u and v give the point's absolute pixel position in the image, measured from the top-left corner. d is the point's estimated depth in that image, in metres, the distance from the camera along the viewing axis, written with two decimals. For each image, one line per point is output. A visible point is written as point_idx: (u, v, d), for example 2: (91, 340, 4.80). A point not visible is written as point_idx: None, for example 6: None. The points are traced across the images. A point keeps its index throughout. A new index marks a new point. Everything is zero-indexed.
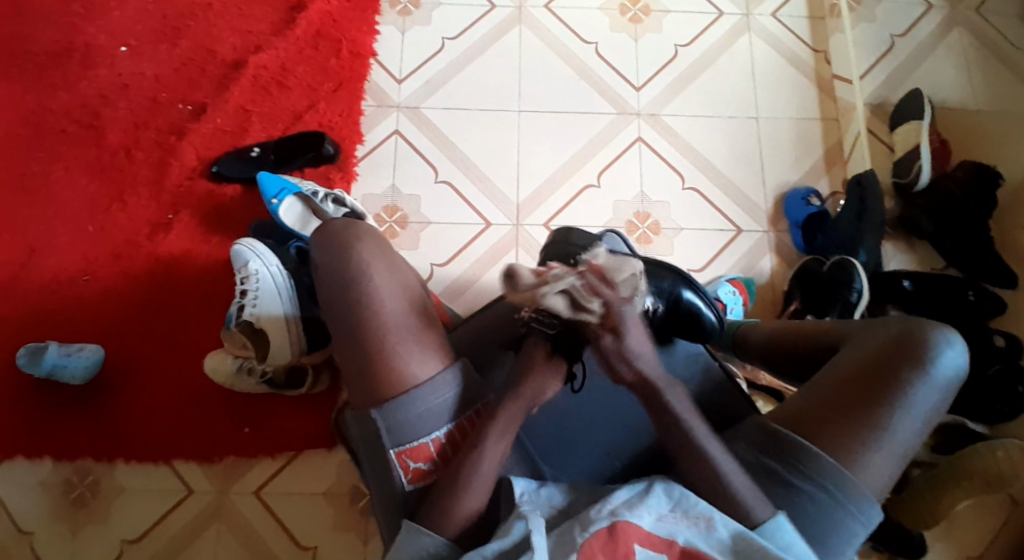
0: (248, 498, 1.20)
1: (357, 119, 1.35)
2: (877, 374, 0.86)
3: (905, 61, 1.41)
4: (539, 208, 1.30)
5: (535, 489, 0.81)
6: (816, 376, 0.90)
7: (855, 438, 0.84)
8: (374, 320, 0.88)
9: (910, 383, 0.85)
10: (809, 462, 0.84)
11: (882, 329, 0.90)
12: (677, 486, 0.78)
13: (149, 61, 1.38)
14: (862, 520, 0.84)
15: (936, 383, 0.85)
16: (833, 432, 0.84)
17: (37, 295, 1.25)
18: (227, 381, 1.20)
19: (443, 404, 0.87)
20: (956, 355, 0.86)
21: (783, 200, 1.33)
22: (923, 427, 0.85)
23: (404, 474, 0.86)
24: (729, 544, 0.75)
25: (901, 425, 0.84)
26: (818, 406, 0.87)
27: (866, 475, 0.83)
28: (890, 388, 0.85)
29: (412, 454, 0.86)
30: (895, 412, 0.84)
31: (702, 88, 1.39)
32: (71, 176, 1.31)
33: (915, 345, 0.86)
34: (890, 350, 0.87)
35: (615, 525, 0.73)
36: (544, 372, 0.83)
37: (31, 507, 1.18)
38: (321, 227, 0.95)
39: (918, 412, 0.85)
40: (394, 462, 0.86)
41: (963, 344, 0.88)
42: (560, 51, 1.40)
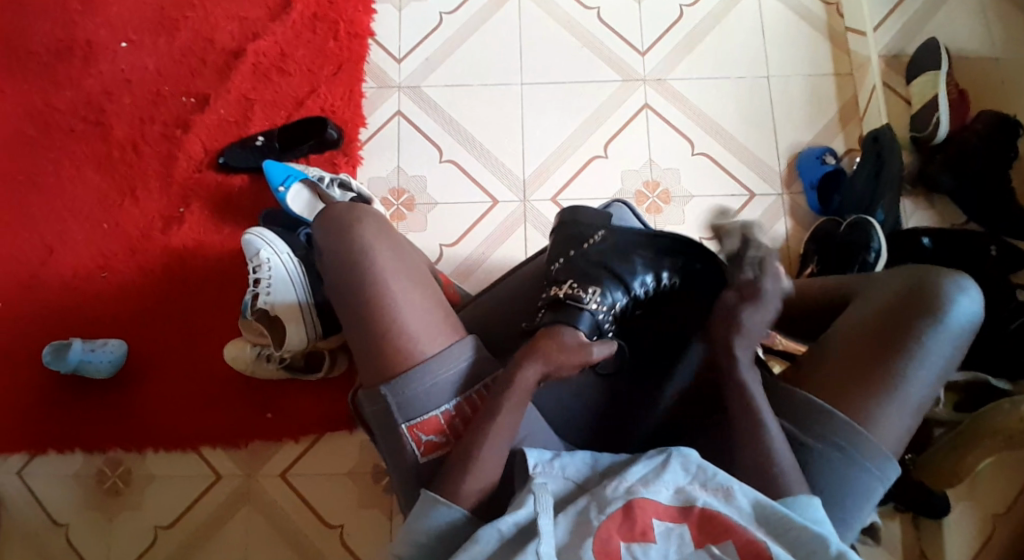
0: (274, 480, 1.23)
1: (359, 102, 1.34)
2: (889, 327, 0.85)
3: (921, 9, 1.35)
4: (546, 183, 1.29)
5: (548, 460, 0.80)
6: (827, 333, 0.89)
7: (869, 394, 0.83)
8: (378, 299, 0.89)
9: (924, 333, 0.84)
10: (823, 421, 0.84)
11: (893, 279, 0.89)
12: (695, 459, 0.77)
13: (150, 55, 1.38)
14: (881, 478, 0.83)
15: (950, 331, 0.84)
16: (847, 389, 0.84)
17: (58, 294, 1.28)
18: (247, 367, 1.22)
19: (451, 376, 0.87)
20: (971, 301, 0.85)
21: (797, 160, 1.30)
22: (938, 377, 0.85)
23: (417, 447, 0.87)
24: (751, 513, 0.74)
25: (916, 377, 0.83)
26: (830, 365, 0.86)
27: (883, 431, 0.83)
28: (903, 341, 0.84)
29: (423, 428, 0.87)
30: (910, 364, 0.83)
31: (709, 50, 1.35)
32: (83, 175, 1.33)
33: (929, 295, 0.85)
34: (903, 301, 0.86)
35: (632, 502, 0.74)
36: (572, 353, 0.84)
37: (68, 498, 1.22)
38: (321, 213, 0.96)
39: (932, 363, 0.84)
40: (406, 436, 0.87)
41: (978, 289, 0.87)
42: (562, 19, 1.37)
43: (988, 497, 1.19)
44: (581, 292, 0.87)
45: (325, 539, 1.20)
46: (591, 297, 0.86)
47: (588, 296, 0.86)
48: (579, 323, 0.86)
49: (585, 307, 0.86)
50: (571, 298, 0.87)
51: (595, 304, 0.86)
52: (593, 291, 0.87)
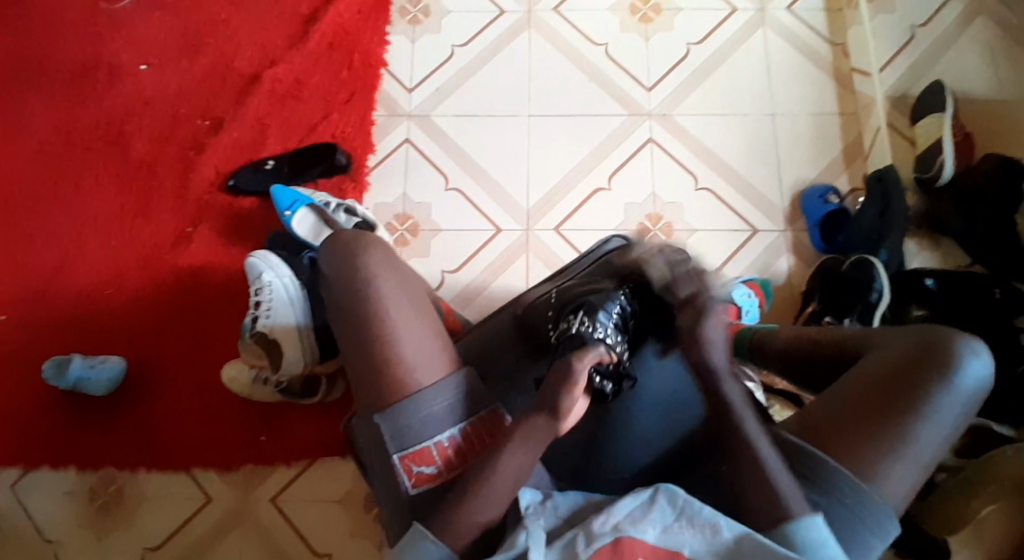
0: (268, 503, 1.23)
1: (369, 129, 1.36)
2: (899, 384, 0.85)
3: (927, 53, 1.36)
4: (549, 212, 1.30)
5: (540, 502, 0.81)
6: (835, 386, 0.89)
7: (874, 450, 0.83)
8: (381, 328, 0.90)
9: (933, 393, 0.84)
10: (827, 475, 0.83)
11: (903, 338, 0.90)
12: (681, 495, 0.76)
13: (169, 79, 1.42)
14: (880, 534, 0.82)
15: (960, 394, 0.85)
16: (852, 443, 0.84)
17: (67, 308, 1.30)
18: (245, 390, 1.23)
19: (445, 409, 0.87)
20: (982, 366, 0.85)
21: (801, 198, 1.30)
22: (945, 437, 0.84)
23: (407, 478, 0.86)
24: (734, 547, 0.74)
25: (923, 436, 0.83)
26: (836, 418, 0.86)
27: (887, 486, 0.82)
28: (911, 400, 0.84)
29: (415, 459, 0.86)
30: (917, 422, 0.83)
31: (716, 87, 1.37)
32: (98, 192, 1.36)
33: (940, 357, 0.85)
34: (913, 359, 0.86)
35: (618, 541, 0.73)
36: (566, 389, 0.80)
37: (64, 511, 1.23)
38: (328, 240, 0.98)
39: (941, 423, 0.84)
40: (397, 467, 0.86)
41: (988, 354, 0.87)
42: (571, 53, 1.40)
43: (998, 547, 1.15)
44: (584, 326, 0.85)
45: None
46: (596, 330, 0.85)
47: (592, 328, 0.84)
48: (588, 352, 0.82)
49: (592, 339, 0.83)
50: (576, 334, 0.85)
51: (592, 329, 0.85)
52: (594, 324, 0.85)
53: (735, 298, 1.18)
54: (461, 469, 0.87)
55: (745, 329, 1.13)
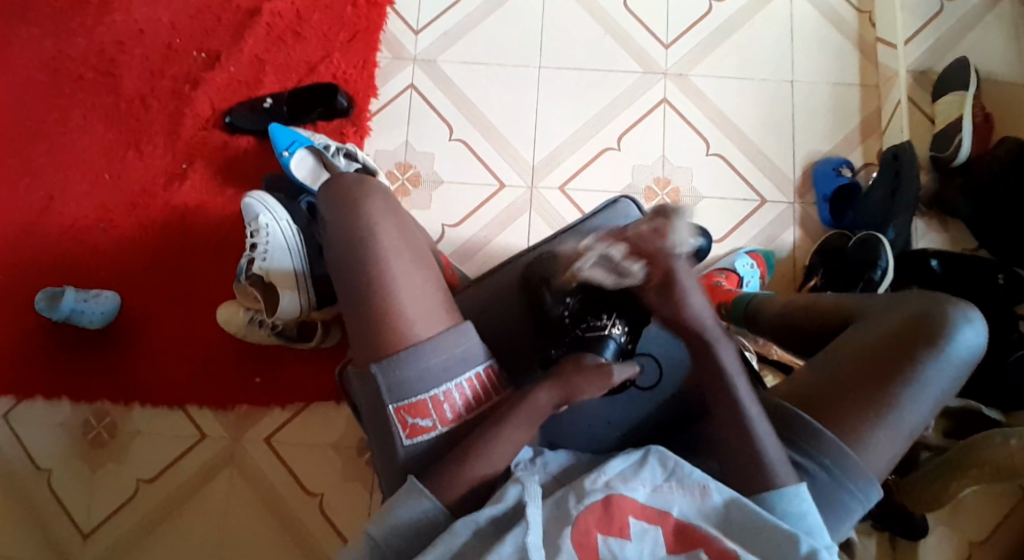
0: (259, 445, 1.23)
1: (373, 72, 1.31)
2: (889, 352, 0.84)
3: (955, 25, 1.31)
4: (555, 170, 1.27)
5: (530, 459, 0.81)
6: (826, 353, 0.88)
7: (861, 416, 0.82)
8: (376, 281, 0.87)
9: (923, 362, 0.83)
10: (811, 439, 0.82)
11: (897, 305, 0.88)
12: (672, 456, 0.76)
13: (164, 7, 1.35)
14: (863, 501, 0.82)
15: (949, 363, 0.84)
16: (839, 409, 0.83)
17: (56, 241, 1.27)
18: (239, 331, 1.21)
19: (444, 362, 0.85)
20: (974, 335, 0.85)
21: (813, 170, 1.28)
22: (932, 407, 0.84)
23: (402, 430, 0.84)
24: (723, 512, 0.74)
25: (910, 405, 0.82)
26: (824, 383, 0.85)
27: (872, 454, 0.81)
28: (901, 369, 0.83)
29: (410, 411, 0.84)
30: (906, 391, 0.82)
31: (734, 50, 1.32)
32: (88, 123, 1.31)
33: (933, 326, 0.84)
34: (904, 327, 0.85)
35: (609, 498, 0.72)
36: (591, 378, 0.79)
37: (54, 445, 1.22)
38: (329, 181, 0.93)
39: (928, 393, 0.83)
40: (393, 418, 0.84)
41: (982, 324, 0.86)
42: (588, 4, 1.34)
43: (973, 523, 1.19)
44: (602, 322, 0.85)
45: (304, 507, 1.20)
46: (612, 326, 0.85)
47: (610, 325, 0.84)
48: (603, 352, 0.83)
49: (610, 337, 0.84)
50: (592, 329, 0.85)
51: (616, 329, 0.85)
52: (613, 320, 0.85)
53: (736, 267, 1.19)
54: (458, 423, 0.85)
55: (743, 295, 1.11)
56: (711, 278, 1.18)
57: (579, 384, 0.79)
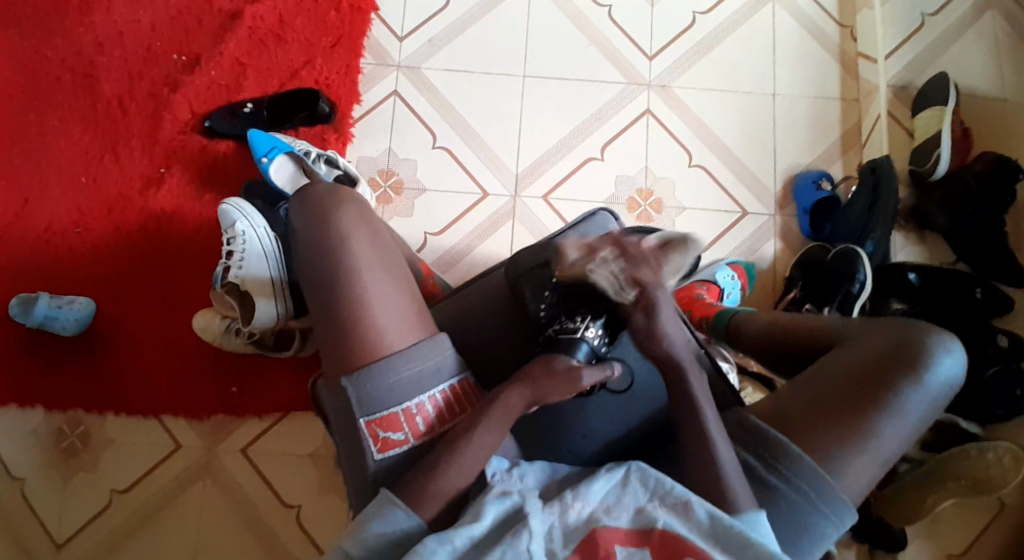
0: (234, 455, 1.21)
1: (356, 78, 1.30)
2: (870, 375, 0.84)
3: (935, 41, 1.33)
4: (539, 180, 1.26)
5: (507, 470, 0.78)
6: (806, 374, 0.88)
7: (840, 442, 0.82)
8: (348, 289, 0.86)
9: (904, 388, 0.83)
10: (789, 463, 0.82)
11: (879, 330, 0.89)
12: (653, 475, 0.76)
13: (144, 9, 1.33)
14: (838, 525, 0.82)
15: (930, 391, 0.84)
16: (819, 434, 0.83)
17: (28, 246, 1.24)
18: (215, 340, 1.19)
19: (418, 373, 0.84)
20: (955, 364, 0.85)
21: (793, 183, 1.28)
22: (910, 433, 0.84)
23: (373, 444, 0.83)
24: (707, 526, 0.73)
25: (887, 430, 0.83)
26: (804, 405, 0.85)
27: (847, 477, 0.82)
28: (882, 395, 0.83)
29: (382, 424, 0.83)
30: (885, 415, 0.83)
31: (718, 61, 1.33)
32: (65, 125, 1.29)
33: (913, 353, 0.85)
34: (885, 353, 0.86)
35: (592, 534, 0.72)
36: (561, 383, 0.79)
37: (23, 455, 1.20)
38: (302, 191, 0.92)
39: (907, 419, 0.83)
40: (364, 431, 0.83)
41: (963, 353, 0.87)
42: (572, 13, 1.34)
43: (953, 537, 1.19)
44: (576, 323, 0.84)
45: (280, 520, 1.18)
46: (586, 327, 0.84)
47: (583, 325, 0.84)
48: (574, 354, 0.82)
49: (582, 337, 0.83)
50: (565, 331, 0.85)
51: (588, 332, 0.84)
52: (588, 322, 0.84)
53: (718, 279, 1.20)
54: (429, 436, 0.84)
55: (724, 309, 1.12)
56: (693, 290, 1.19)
57: (548, 388, 0.80)
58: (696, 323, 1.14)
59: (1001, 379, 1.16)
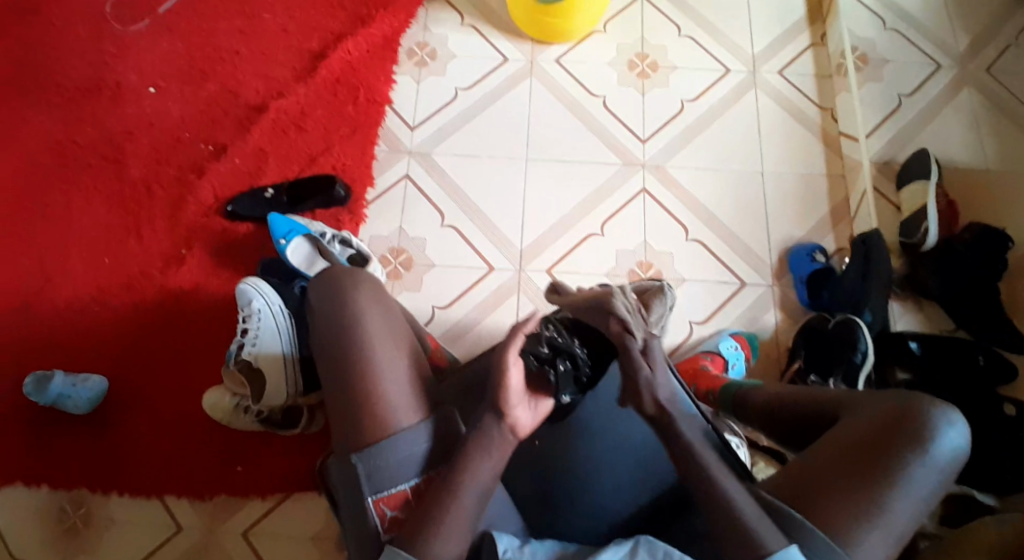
0: (237, 539, 1.19)
1: (370, 163, 1.39)
2: (876, 448, 0.84)
3: (913, 120, 1.42)
4: (542, 254, 1.32)
5: (518, 547, 0.77)
6: (814, 445, 0.88)
7: (851, 514, 0.81)
8: (360, 365, 0.88)
9: (910, 460, 0.83)
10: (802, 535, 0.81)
11: (880, 402, 0.89)
12: (660, 546, 0.74)
13: (175, 103, 1.44)
14: None
15: (935, 461, 0.84)
16: (832, 509, 0.82)
17: (49, 323, 1.29)
18: (225, 418, 1.20)
19: (425, 453, 0.84)
20: (957, 433, 0.85)
21: (788, 256, 1.33)
22: (917, 509, 0.83)
23: (380, 521, 0.83)
24: None
25: (898, 501, 0.82)
26: (814, 478, 0.84)
27: (860, 547, 0.80)
28: (889, 467, 0.83)
29: (389, 501, 0.83)
30: (893, 486, 0.82)
31: (710, 141, 1.41)
32: (93, 209, 1.36)
33: (916, 424, 0.85)
34: (888, 424, 0.86)
35: None
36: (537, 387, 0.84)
37: (26, 533, 1.19)
38: (322, 271, 0.96)
39: (915, 492, 0.83)
40: (371, 509, 0.83)
41: (964, 422, 0.86)
42: (569, 102, 1.44)
43: None
44: (568, 341, 0.86)
45: None
46: (577, 347, 0.86)
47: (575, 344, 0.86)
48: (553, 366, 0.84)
49: (574, 350, 0.85)
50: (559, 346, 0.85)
51: (579, 350, 0.86)
52: (578, 344, 0.87)
53: (721, 350, 1.22)
54: None
55: (730, 382, 1.12)
56: (698, 361, 1.21)
57: (501, 388, 0.81)
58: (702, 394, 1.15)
59: (1013, 446, 1.15)
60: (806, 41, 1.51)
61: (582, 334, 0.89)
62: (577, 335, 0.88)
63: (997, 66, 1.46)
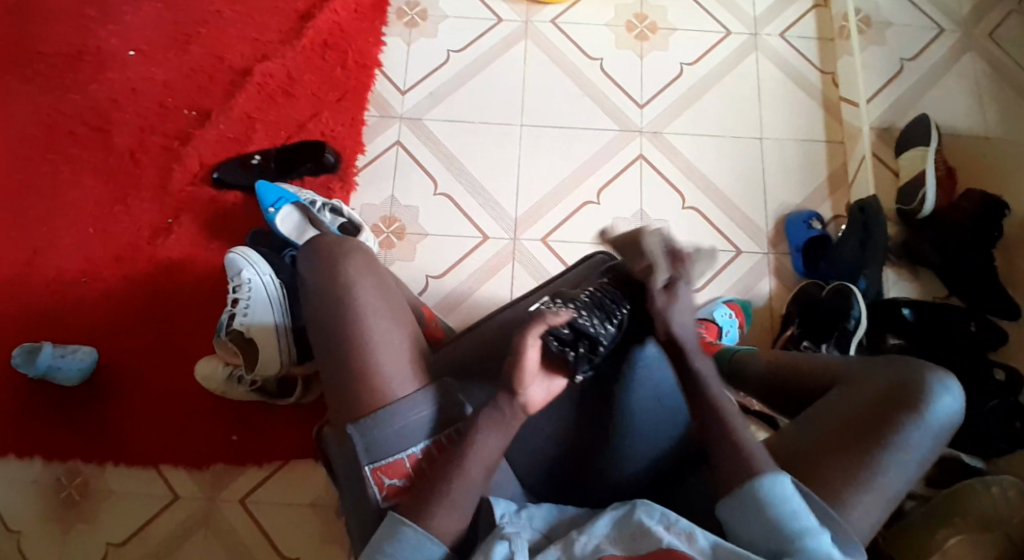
0: (235, 506, 1.20)
1: (360, 130, 1.35)
2: (872, 415, 0.83)
3: (914, 85, 1.39)
4: (537, 223, 1.30)
5: (515, 512, 0.78)
6: (812, 412, 0.87)
7: (846, 480, 0.79)
8: (351, 335, 0.85)
9: (906, 426, 0.81)
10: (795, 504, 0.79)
11: (875, 372, 0.88)
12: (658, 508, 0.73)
13: (158, 67, 1.39)
14: None
15: (931, 427, 0.82)
16: (826, 477, 0.80)
17: (37, 294, 1.27)
18: (219, 388, 1.20)
19: (424, 422, 0.83)
20: (953, 400, 0.83)
21: (785, 223, 1.32)
22: (913, 475, 0.81)
23: (379, 490, 0.82)
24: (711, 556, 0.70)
25: (894, 468, 0.80)
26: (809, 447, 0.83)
27: (854, 512, 0.78)
28: (885, 433, 0.81)
29: (387, 471, 0.82)
30: (889, 452, 0.80)
31: (709, 107, 1.38)
32: (76, 178, 1.33)
33: (911, 390, 0.83)
34: (883, 393, 0.84)
35: None
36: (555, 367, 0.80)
37: (23, 504, 1.19)
38: (311, 241, 0.93)
39: (910, 461, 0.81)
40: (369, 478, 0.82)
41: (960, 388, 0.85)
42: (565, 65, 1.40)
43: None
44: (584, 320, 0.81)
45: None
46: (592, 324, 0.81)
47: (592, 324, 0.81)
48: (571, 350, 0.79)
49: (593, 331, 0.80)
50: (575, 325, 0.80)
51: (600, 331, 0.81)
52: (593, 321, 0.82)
53: (715, 316, 1.21)
54: None
55: (725, 348, 1.12)
56: None
57: (518, 368, 0.78)
58: None
59: (1004, 411, 1.17)
60: (808, 2, 1.47)
61: (599, 310, 0.83)
62: (591, 311, 0.83)
63: (1001, 29, 1.42)
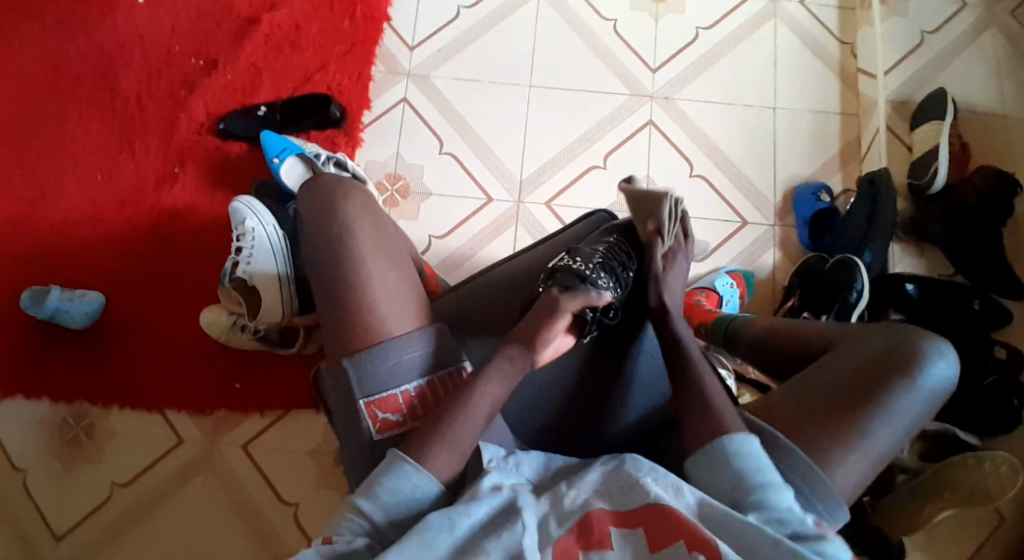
0: (235, 450, 1.22)
1: (367, 84, 1.34)
2: (867, 376, 0.82)
3: (935, 57, 1.36)
4: (541, 187, 1.29)
5: (504, 457, 0.76)
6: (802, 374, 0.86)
7: (836, 438, 0.79)
8: (350, 276, 0.84)
9: (899, 390, 0.81)
10: (784, 459, 0.79)
11: (871, 335, 0.87)
12: (645, 463, 0.72)
13: (165, 13, 1.38)
14: (831, 523, 0.78)
15: (923, 393, 0.82)
16: (817, 434, 0.80)
17: (43, 237, 1.28)
18: (221, 335, 1.21)
19: (418, 359, 0.83)
20: (947, 367, 0.83)
21: (793, 195, 1.30)
22: (902, 437, 0.81)
23: (372, 424, 0.82)
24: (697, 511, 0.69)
25: (884, 429, 0.80)
26: (801, 405, 0.82)
27: (842, 471, 0.78)
28: (878, 396, 0.81)
29: (381, 405, 0.82)
30: (881, 414, 0.80)
31: (722, 73, 1.36)
32: (83, 122, 1.33)
33: (906, 355, 0.83)
34: (879, 356, 0.84)
35: (587, 514, 0.68)
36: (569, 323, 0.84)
37: (28, 443, 1.22)
38: (310, 182, 0.92)
39: (899, 423, 0.81)
40: (362, 411, 0.81)
41: (954, 355, 0.85)
42: (577, 24, 1.38)
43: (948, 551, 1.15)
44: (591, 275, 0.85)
45: (276, 515, 1.19)
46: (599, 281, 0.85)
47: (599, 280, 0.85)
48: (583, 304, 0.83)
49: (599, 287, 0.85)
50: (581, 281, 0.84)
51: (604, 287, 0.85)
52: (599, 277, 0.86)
53: (716, 286, 1.21)
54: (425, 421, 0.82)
55: (722, 316, 1.12)
56: (692, 296, 1.20)
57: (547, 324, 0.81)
58: (694, 328, 1.15)
59: (1000, 388, 1.17)
60: None
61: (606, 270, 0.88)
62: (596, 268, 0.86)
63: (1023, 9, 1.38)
